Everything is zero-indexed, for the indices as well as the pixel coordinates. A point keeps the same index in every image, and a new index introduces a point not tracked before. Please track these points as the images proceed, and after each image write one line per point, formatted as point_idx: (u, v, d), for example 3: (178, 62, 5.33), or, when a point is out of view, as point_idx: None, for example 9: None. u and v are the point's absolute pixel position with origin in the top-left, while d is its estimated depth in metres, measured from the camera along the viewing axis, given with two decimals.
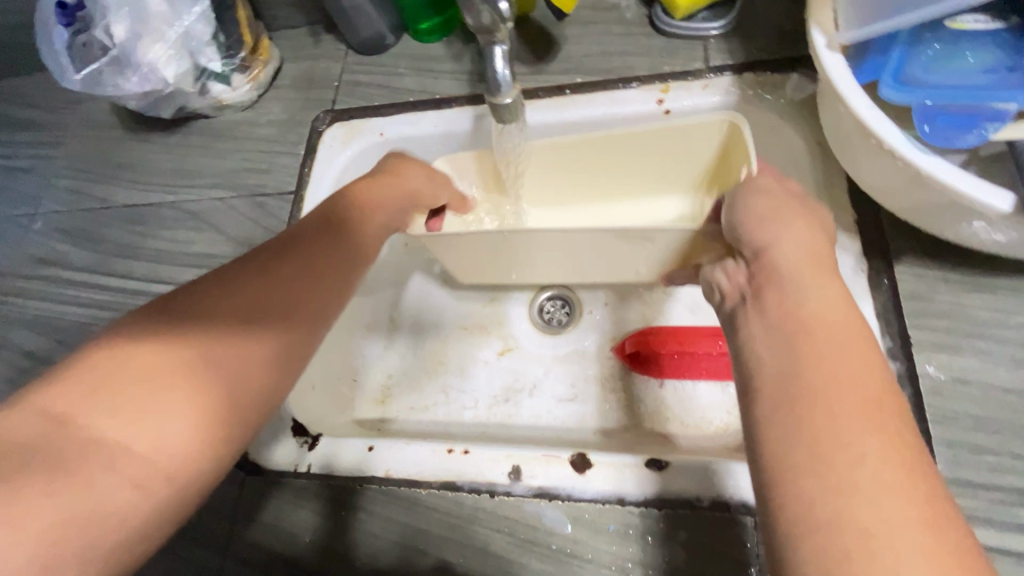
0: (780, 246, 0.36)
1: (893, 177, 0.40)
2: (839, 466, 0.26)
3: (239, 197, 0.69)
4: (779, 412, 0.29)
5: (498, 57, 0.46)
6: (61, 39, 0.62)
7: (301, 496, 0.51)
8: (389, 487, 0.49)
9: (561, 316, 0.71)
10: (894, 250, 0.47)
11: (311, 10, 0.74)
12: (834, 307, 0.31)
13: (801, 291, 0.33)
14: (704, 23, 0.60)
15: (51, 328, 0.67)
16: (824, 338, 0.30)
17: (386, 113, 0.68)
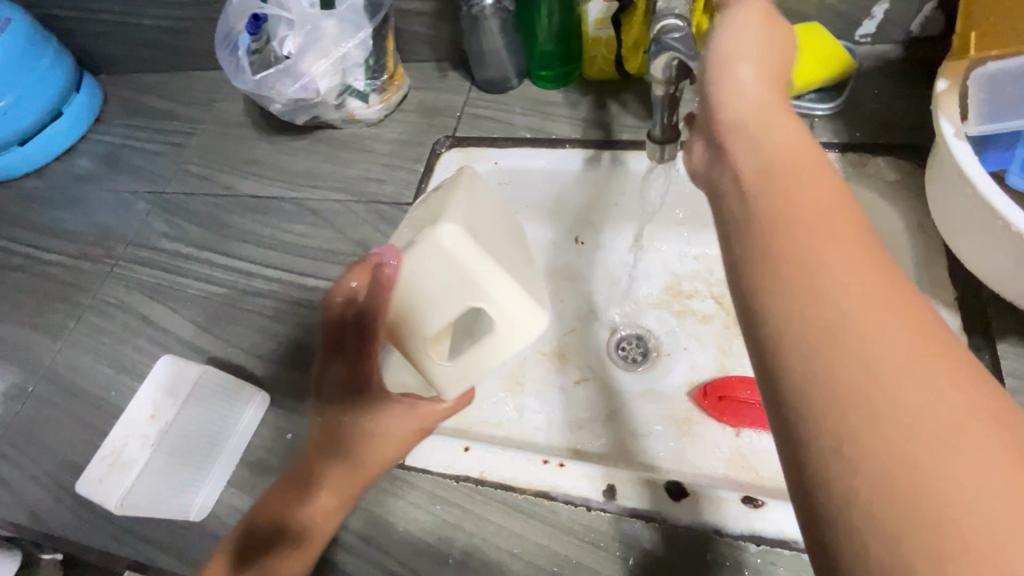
0: (758, 142, 0.35)
1: (1010, 259, 0.44)
2: (869, 374, 0.24)
3: (357, 202, 0.74)
4: (773, 329, 0.27)
5: (660, 106, 0.52)
6: (242, 45, 0.71)
7: (394, 485, 0.53)
8: (484, 488, 0.51)
9: (637, 354, 0.74)
10: (996, 330, 0.50)
11: (443, 48, 0.82)
12: (817, 191, 0.30)
13: (785, 186, 0.31)
14: (814, 103, 0.65)
15: (167, 296, 0.72)
16: (811, 233, 0.28)
17: (502, 145, 0.75)
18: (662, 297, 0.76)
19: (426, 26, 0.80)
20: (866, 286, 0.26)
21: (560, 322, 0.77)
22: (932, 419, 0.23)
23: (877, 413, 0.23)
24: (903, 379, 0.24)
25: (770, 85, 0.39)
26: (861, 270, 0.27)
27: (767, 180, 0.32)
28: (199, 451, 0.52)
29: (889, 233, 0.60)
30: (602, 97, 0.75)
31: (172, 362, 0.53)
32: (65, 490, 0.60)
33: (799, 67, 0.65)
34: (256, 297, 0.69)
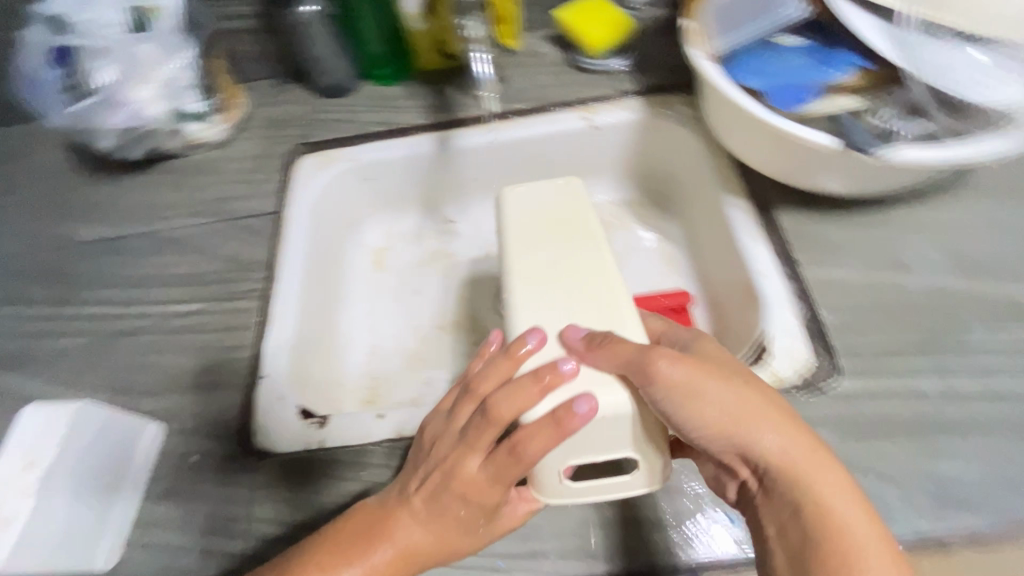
0: (717, 412, 0.42)
1: (764, 141, 0.56)
2: (845, 559, 0.38)
3: (219, 221, 0.73)
4: (791, 511, 0.41)
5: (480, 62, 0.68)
6: (51, 82, 0.68)
7: (318, 468, 0.54)
8: (404, 444, 0.55)
9: None
10: (774, 205, 0.63)
11: (276, 63, 0.84)
12: (805, 458, 0.41)
13: (809, 511, 0.40)
14: (612, 61, 0.78)
15: (15, 362, 0.65)
16: (776, 447, 0.41)
17: (355, 142, 0.78)
18: None
19: (253, 43, 0.81)
20: (827, 472, 0.41)
21: (449, 296, 0.82)
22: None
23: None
24: (867, 532, 0.39)
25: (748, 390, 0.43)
26: (844, 500, 0.40)
27: (800, 488, 0.41)
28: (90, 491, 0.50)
29: (689, 155, 0.74)
30: (438, 85, 0.81)
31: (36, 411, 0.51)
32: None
33: (593, 33, 0.77)
34: (126, 337, 0.65)
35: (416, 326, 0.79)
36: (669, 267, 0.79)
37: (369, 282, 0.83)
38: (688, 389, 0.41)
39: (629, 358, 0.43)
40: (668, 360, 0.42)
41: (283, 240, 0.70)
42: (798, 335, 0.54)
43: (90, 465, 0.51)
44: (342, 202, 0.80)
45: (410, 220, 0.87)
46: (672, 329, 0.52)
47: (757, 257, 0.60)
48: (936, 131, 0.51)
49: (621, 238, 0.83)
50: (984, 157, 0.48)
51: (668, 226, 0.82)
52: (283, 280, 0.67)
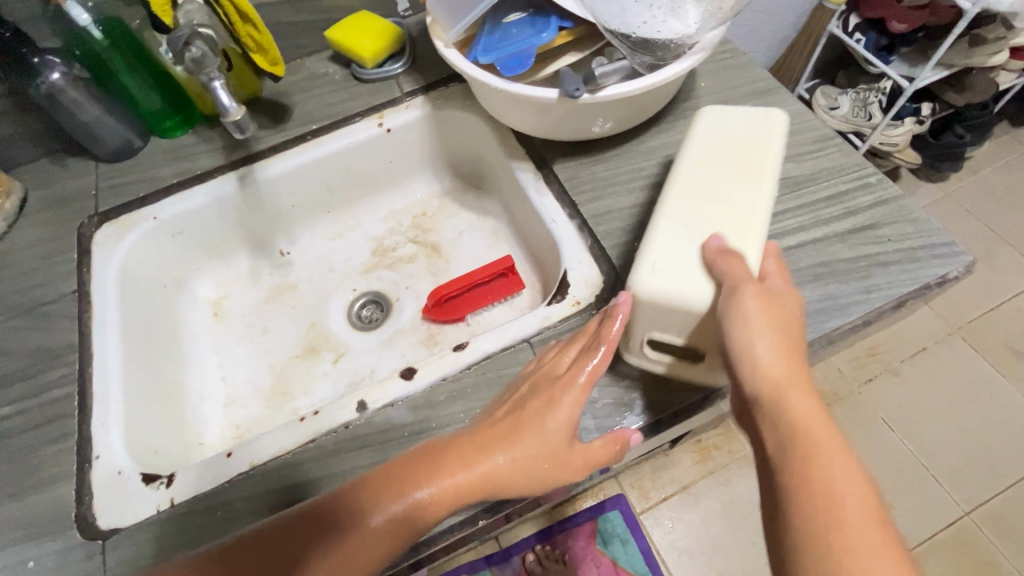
0: (741, 350, 0.44)
1: (518, 107, 0.63)
2: (826, 485, 0.38)
3: (14, 316, 0.68)
4: (787, 441, 0.41)
5: (219, 89, 0.61)
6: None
7: (174, 526, 0.53)
8: (259, 471, 0.55)
9: (376, 313, 0.83)
10: (552, 160, 0.71)
11: (46, 140, 0.79)
12: (806, 410, 0.42)
13: (788, 432, 0.41)
14: (390, 66, 0.82)
15: None
16: (789, 395, 0.43)
17: (153, 199, 0.76)
18: (374, 261, 0.87)
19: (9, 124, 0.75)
20: (835, 440, 0.40)
21: (300, 325, 0.82)
22: (858, 511, 0.37)
23: (854, 514, 0.37)
24: (844, 477, 0.39)
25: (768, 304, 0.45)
26: (822, 428, 0.41)
27: (781, 401, 0.42)
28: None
29: (480, 135, 0.80)
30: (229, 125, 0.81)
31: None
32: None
33: (362, 45, 0.80)
34: None
35: (272, 363, 0.79)
36: (497, 239, 0.85)
37: (214, 335, 0.82)
38: (782, 310, 0.46)
39: (740, 276, 0.45)
40: (750, 294, 0.45)
41: (92, 318, 0.66)
42: (588, 264, 0.62)
43: None
44: (156, 262, 0.77)
45: (242, 263, 0.86)
46: (781, 276, 0.49)
47: (546, 210, 0.68)
48: (641, 66, 0.61)
49: (450, 226, 0.88)
50: (666, 76, 0.58)
51: (488, 204, 0.88)
52: (101, 358, 0.64)
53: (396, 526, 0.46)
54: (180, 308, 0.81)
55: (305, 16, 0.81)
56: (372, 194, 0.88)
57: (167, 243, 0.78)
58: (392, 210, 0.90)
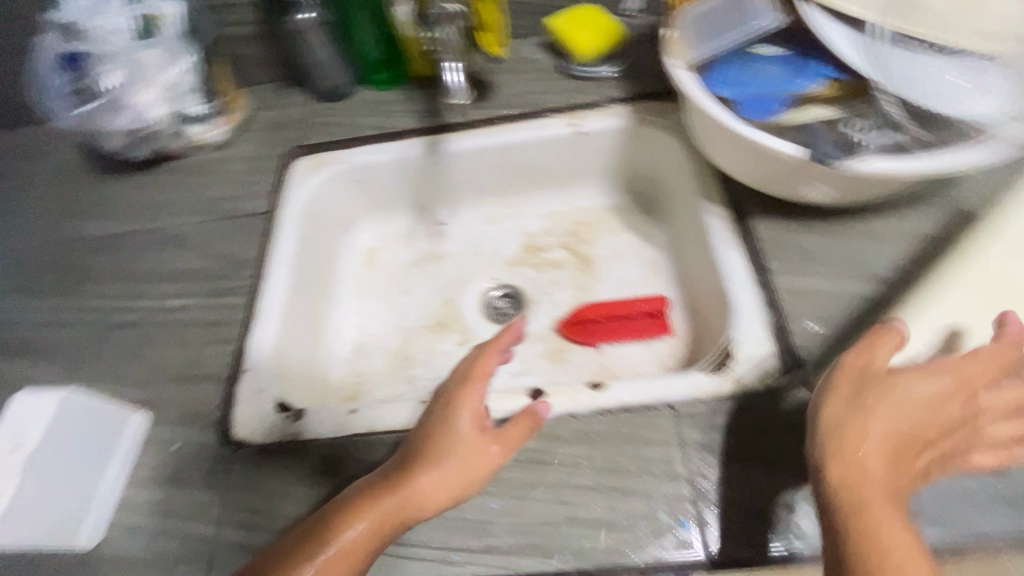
0: (849, 409, 0.46)
1: (739, 151, 0.57)
2: (881, 535, 0.42)
3: (215, 219, 0.76)
4: (854, 491, 0.44)
5: (450, 70, 0.66)
6: (60, 86, 0.72)
7: (292, 460, 0.56)
8: (372, 436, 0.57)
9: (509, 308, 0.81)
10: (751, 213, 0.63)
11: (277, 69, 0.86)
12: (858, 437, 0.45)
13: (833, 451, 0.45)
14: (600, 69, 0.79)
15: (24, 348, 0.70)
16: (869, 450, 0.45)
17: (348, 146, 0.81)
18: (521, 256, 0.86)
19: (255, 49, 0.84)
20: (888, 507, 0.43)
21: (437, 298, 0.83)
22: (906, 552, 0.41)
23: (866, 540, 0.42)
24: (906, 556, 0.41)
25: (859, 375, 0.48)
26: (875, 459, 0.45)
27: (832, 427, 0.46)
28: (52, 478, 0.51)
29: (673, 161, 0.74)
30: (432, 91, 0.83)
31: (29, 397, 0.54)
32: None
33: (582, 38, 0.78)
34: (125, 328, 0.69)
35: (402, 326, 0.81)
36: (654, 274, 0.79)
37: (360, 282, 0.86)
38: (878, 363, 0.48)
39: (853, 365, 0.48)
40: (892, 379, 0.47)
41: (274, 242, 0.73)
42: (761, 343, 0.55)
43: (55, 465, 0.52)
44: (333, 202, 0.82)
45: (401, 223, 0.89)
46: (888, 343, 0.49)
47: (730, 266, 0.61)
48: (910, 141, 0.53)
49: (607, 244, 0.84)
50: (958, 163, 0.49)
51: (654, 233, 0.82)
52: (272, 280, 0.70)
53: (390, 523, 0.47)
54: (339, 250, 0.85)
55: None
56: (539, 190, 0.86)
57: (348, 188, 0.82)
58: (553, 211, 0.87)
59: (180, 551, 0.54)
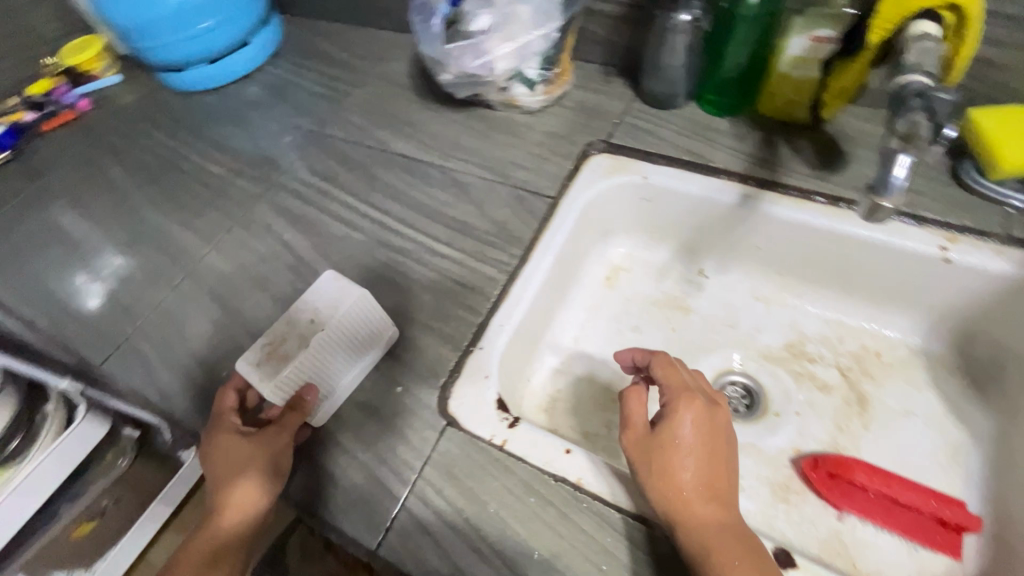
0: (655, 453, 0.50)
1: None
2: None
3: (500, 182, 0.76)
4: (682, 529, 0.47)
5: (899, 164, 0.46)
6: (439, 13, 0.74)
7: (493, 469, 0.54)
8: (581, 495, 0.51)
9: (742, 407, 0.69)
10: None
11: (615, 55, 0.82)
12: (710, 465, 0.49)
13: (653, 456, 0.50)
14: (1010, 194, 0.61)
15: (309, 228, 0.78)
16: (659, 486, 0.48)
17: (656, 161, 0.74)
18: (780, 353, 0.73)
19: (607, 28, 0.80)
20: (723, 543, 0.45)
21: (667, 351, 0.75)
22: (723, 539, 0.45)
23: (749, 539, 0.46)
24: None
25: (660, 439, 0.50)
26: (690, 476, 0.48)
27: (663, 468, 0.49)
28: (335, 361, 0.59)
29: None
30: (771, 137, 0.72)
31: (338, 280, 0.61)
32: (200, 381, 0.66)
33: (1010, 151, 0.59)
34: (391, 250, 0.72)
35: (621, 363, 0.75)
36: (951, 461, 0.61)
37: (594, 297, 0.80)
38: (681, 384, 0.54)
39: (672, 383, 0.54)
40: (685, 419, 0.51)
41: (545, 232, 0.70)
42: None
43: (343, 336, 0.59)
44: (611, 211, 0.77)
45: (661, 255, 0.81)
46: (683, 406, 0.51)
47: None
48: None
49: (899, 394, 0.67)
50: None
51: (971, 411, 0.64)
52: (530, 271, 0.68)
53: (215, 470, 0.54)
54: (591, 256, 0.80)
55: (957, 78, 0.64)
56: (839, 293, 0.71)
57: (631, 202, 0.76)
58: (843, 322, 0.72)
59: (367, 492, 0.55)
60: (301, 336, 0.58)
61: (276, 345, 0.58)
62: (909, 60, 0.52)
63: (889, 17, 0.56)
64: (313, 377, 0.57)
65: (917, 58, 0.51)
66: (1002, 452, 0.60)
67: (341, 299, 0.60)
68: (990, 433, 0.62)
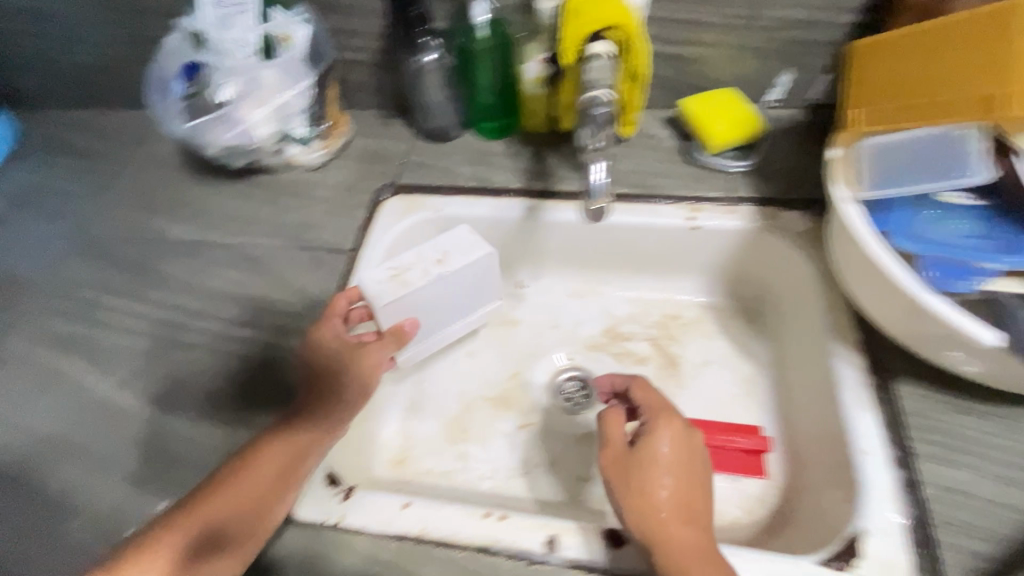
0: (631, 476, 0.50)
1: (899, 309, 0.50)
2: None
3: (295, 247, 0.73)
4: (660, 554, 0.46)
5: (599, 169, 0.56)
6: (175, 92, 0.73)
7: (332, 552, 0.51)
8: (424, 545, 0.51)
9: (579, 398, 0.74)
10: (894, 369, 0.55)
11: (388, 98, 0.83)
12: (686, 482, 0.50)
13: (631, 475, 0.50)
14: (728, 162, 0.72)
15: (81, 348, 0.68)
16: (635, 509, 0.48)
17: (444, 193, 0.76)
18: (601, 340, 0.78)
19: (370, 74, 0.81)
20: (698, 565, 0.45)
21: (504, 367, 0.77)
22: (699, 562, 0.45)
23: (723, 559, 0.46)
24: None
25: (640, 455, 0.51)
26: (666, 493, 0.49)
27: (639, 489, 0.49)
28: (461, 280, 0.67)
29: (798, 281, 0.67)
30: (540, 150, 0.78)
31: (470, 234, 0.68)
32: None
33: (716, 127, 0.72)
34: (184, 349, 0.66)
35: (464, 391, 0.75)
36: (749, 394, 0.71)
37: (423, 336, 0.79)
38: (658, 403, 0.56)
39: (650, 403, 0.56)
40: (662, 438, 0.52)
41: (350, 287, 0.69)
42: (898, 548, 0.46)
43: (461, 276, 0.67)
44: None
45: None
46: (664, 425, 0.53)
47: (861, 433, 0.52)
48: None
49: (700, 347, 0.75)
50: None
51: (754, 345, 0.74)
52: None
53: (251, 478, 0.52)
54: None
55: (668, 74, 0.74)
56: (635, 274, 0.79)
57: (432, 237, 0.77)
58: (645, 298, 0.80)
59: None
60: (425, 270, 0.65)
61: (399, 268, 0.65)
62: (589, 78, 0.58)
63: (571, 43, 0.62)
64: (404, 315, 0.64)
65: (595, 76, 0.57)
66: (782, 374, 0.70)
67: (473, 245, 0.67)
68: (770, 360, 0.72)
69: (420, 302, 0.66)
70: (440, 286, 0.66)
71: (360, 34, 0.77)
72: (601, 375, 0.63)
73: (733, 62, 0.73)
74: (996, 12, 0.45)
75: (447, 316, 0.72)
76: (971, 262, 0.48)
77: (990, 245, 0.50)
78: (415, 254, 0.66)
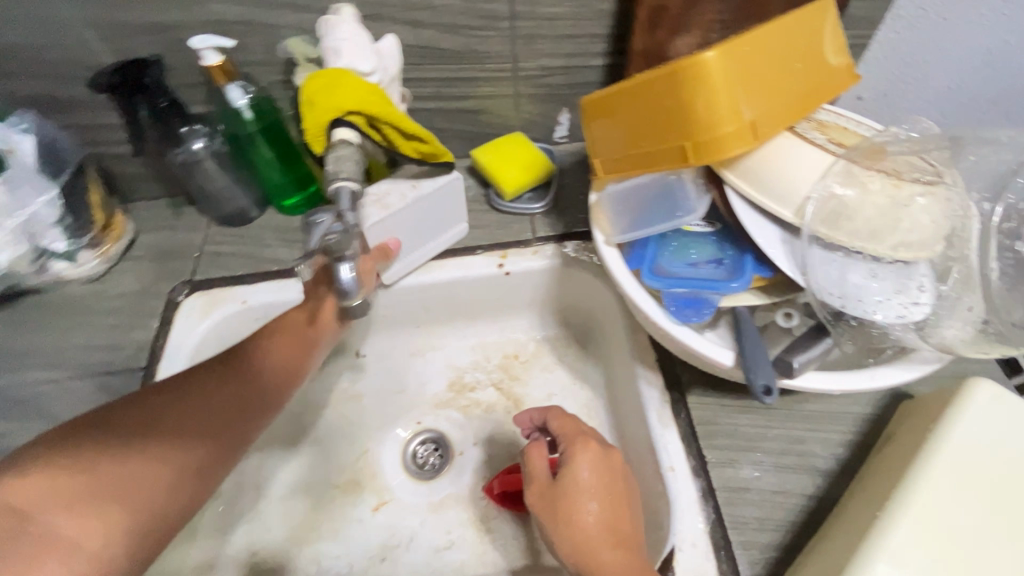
0: (552, 500, 0.63)
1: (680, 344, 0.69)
2: None
3: (108, 370, 0.78)
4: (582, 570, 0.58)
5: (345, 272, 0.63)
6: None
7: None
8: None
9: (433, 460, 0.88)
10: (687, 386, 0.75)
11: (158, 186, 0.93)
12: (609, 502, 0.62)
13: (558, 501, 0.63)
14: (506, 202, 0.84)
15: None
16: (564, 537, 0.61)
17: (248, 282, 0.83)
18: (447, 396, 0.92)
19: (141, 165, 0.90)
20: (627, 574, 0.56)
21: (391, 427, 0.90)
22: None
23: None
24: None
25: (561, 486, 0.64)
26: (590, 508, 0.61)
27: (566, 517, 0.61)
28: (437, 205, 0.78)
29: (607, 308, 0.84)
30: None
31: (449, 163, 0.79)
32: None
33: (511, 175, 0.84)
34: None
35: (342, 465, 0.86)
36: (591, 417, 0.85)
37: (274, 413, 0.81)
38: (575, 430, 0.70)
39: (567, 430, 0.71)
40: (582, 463, 0.64)
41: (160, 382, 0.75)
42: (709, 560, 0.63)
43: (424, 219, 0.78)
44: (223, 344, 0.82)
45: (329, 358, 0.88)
46: (586, 451, 0.66)
47: (668, 453, 0.70)
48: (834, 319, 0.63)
49: (542, 383, 0.90)
50: (888, 379, 0.62)
51: (587, 371, 0.90)
52: None
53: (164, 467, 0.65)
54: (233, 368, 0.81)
55: None
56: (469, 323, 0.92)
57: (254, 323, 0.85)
58: (484, 343, 0.94)
59: None
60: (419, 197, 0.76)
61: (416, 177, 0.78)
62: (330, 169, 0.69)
63: (311, 124, 0.72)
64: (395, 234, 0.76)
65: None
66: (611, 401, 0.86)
67: (450, 175, 0.79)
68: (602, 381, 0.88)
69: (427, 210, 0.78)
70: (416, 209, 0.76)
71: (119, 147, 0.87)
72: (522, 414, 0.77)
73: (517, 103, 0.91)
74: (659, 79, 0.62)
75: (425, 236, 0.80)
76: (703, 294, 0.68)
77: (723, 270, 0.70)
78: (388, 185, 0.77)
